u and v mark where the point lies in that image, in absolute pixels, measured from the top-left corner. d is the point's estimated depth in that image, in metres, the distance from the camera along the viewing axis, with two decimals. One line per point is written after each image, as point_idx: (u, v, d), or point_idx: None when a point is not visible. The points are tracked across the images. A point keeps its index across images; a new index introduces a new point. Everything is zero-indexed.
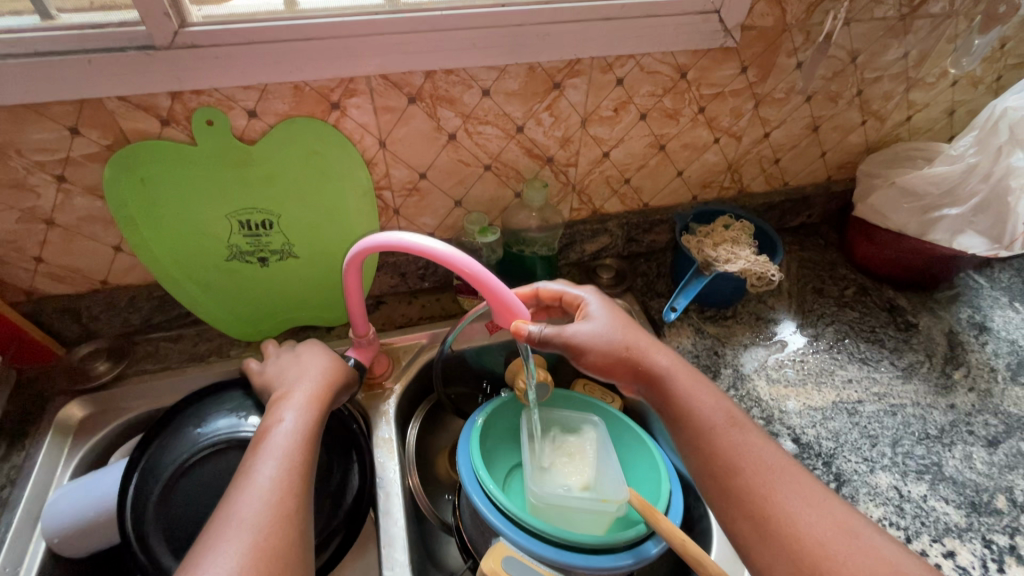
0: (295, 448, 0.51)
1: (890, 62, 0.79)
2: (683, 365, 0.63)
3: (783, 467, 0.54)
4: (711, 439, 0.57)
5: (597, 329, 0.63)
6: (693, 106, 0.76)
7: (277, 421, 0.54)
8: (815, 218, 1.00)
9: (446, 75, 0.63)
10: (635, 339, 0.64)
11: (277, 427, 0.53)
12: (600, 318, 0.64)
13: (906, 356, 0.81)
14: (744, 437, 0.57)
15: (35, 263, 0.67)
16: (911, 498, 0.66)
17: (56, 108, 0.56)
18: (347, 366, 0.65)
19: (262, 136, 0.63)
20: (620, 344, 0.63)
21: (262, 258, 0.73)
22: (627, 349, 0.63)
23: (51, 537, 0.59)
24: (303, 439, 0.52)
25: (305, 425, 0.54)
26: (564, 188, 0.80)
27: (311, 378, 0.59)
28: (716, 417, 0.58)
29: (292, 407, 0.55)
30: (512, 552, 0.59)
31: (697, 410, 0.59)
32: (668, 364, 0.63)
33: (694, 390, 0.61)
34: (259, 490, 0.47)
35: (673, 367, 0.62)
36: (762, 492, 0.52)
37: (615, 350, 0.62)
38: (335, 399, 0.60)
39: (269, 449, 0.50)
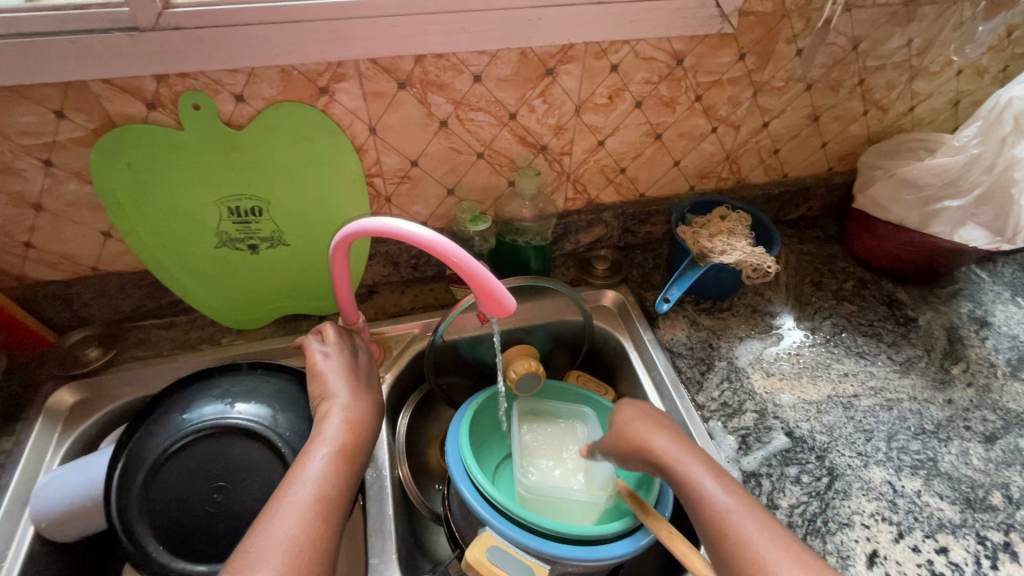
0: (331, 482, 0.51)
1: (893, 49, 0.77)
2: (687, 451, 0.57)
3: (774, 527, 0.50)
4: (705, 501, 0.53)
5: (623, 421, 0.62)
6: (690, 94, 0.74)
7: (317, 446, 0.54)
8: (815, 210, 0.98)
9: (436, 60, 0.62)
10: (640, 427, 0.60)
11: (316, 454, 0.53)
12: (629, 412, 0.62)
13: (904, 350, 0.80)
14: (741, 500, 0.52)
15: (24, 248, 0.67)
16: (905, 493, 0.65)
17: (41, 91, 0.56)
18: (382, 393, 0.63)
19: (250, 121, 0.62)
20: (636, 434, 0.60)
21: (253, 245, 0.72)
22: (637, 440, 0.59)
23: (39, 521, 0.60)
24: (338, 473, 0.52)
25: (342, 457, 0.54)
26: (559, 177, 0.79)
27: (356, 402, 0.59)
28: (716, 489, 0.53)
29: (331, 433, 0.55)
30: (497, 541, 0.58)
31: (694, 485, 0.54)
32: (673, 455, 0.57)
33: (693, 466, 0.56)
34: (295, 519, 0.47)
35: (671, 453, 0.57)
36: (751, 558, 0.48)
37: (630, 440, 0.60)
38: (374, 428, 0.59)
39: (307, 477, 0.51)
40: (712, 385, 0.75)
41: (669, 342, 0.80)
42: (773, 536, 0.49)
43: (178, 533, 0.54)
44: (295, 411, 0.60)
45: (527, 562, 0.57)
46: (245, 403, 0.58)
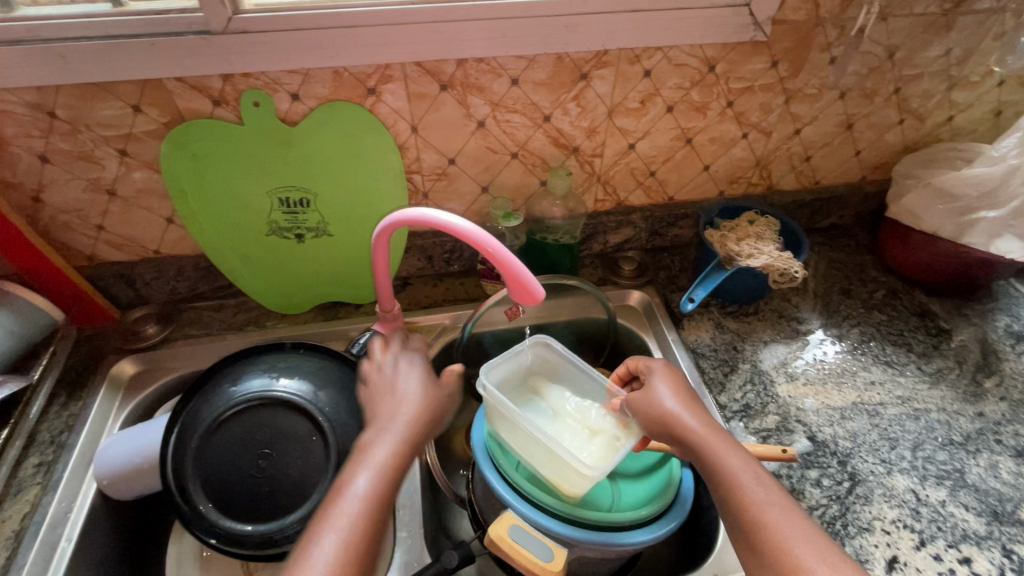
0: (383, 486, 0.52)
1: (931, 59, 0.77)
2: (718, 435, 0.58)
3: (799, 522, 0.50)
4: (733, 488, 0.53)
5: (654, 386, 0.62)
6: (721, 100, 0.76)
7: (381, 443, 0.55)
8: (847, 219, 0.98)
9: (477, 63, 0.66)
10: (671, 403, 0.60)
11: (378, 451, 0.54)
12: (661, 381, 0.63)
13: (935, 361, 0.79)
14: (764, 487, 0.53)
15: (97, 231, 0.74)
16: (929, 502, 0.65)
17: (122, 88, 0.62)
18: (429, 414, 0.60)
19: (303, 118, 0.67)
20: (665, 406, 0.60)
21: (299, 235, 0.77)
22: (669, 415, 0.60)
23: (101, 478, 0.65)
24: (390, 479, 0.53)
25: (396, 460, 0.54)
26: (589, 178, 0.82)
27: (423, 402, 0.60)
28: (743, 473, 0.54)
29: (397, 433, 0.56)
30: (518, 520, 0.60)
31: (719, 466, 0.55)
32: (703, 438, 0.57)
33: (722, 452, 0.56)
34: (344, 524, 0.49)
35: (705, 437, 0.57)
36: (776, 545, 0.49)
37: (661, 415, 0.60)
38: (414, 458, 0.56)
39: (363, 476, 0.52)
40: (735, 387, 0.76)
41: (693, 343, 0.82)
42: (801, 525, 0.50)
43: (224, 495, 0.58)
44: (334, 390, 0.64)
45: (547, 541, 0.59)
46: (289, 379, 0.63)
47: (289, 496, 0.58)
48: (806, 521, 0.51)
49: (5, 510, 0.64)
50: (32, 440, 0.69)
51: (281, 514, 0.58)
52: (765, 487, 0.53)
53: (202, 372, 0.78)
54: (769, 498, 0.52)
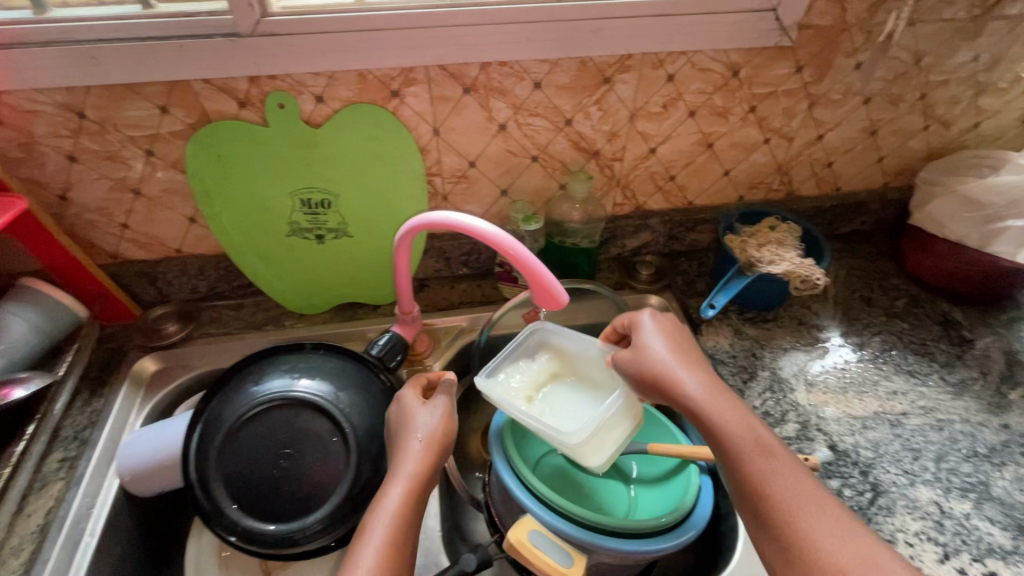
0: (397, 534, 0.51)
1: (958, 65, 0.76)
2: (716, 392, 0.58)
3: (800, 484, 0.50)
4: (731, 445, 0.53)
5: (650, 342, 0.62)
6: (744, 104, 0.75)
7: (393, 486, 0.54)
8: (868, 225, 0.97)
9: (501, 67, 0.66)
10: (666, 358, 0.60)
11: (391, 494, 0.54)
12: (657, 337, 0.62)
13: (958, 371, 0.78)
14: (764, 444, 0.53)
15: (121, 229, 0.75)
16: (953, 515, 0.64)
17: (150, 89, 0.62)
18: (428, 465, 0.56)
19: (326, 120, 0.68)
20: (660, 361, 0.60)
21: (320, 236, 0.78)
22: (663, 372, 0.59)
23: (123, 475, 0.66)
24: (403, 526, 0.52)
25: (408, 505, 0.53)
26: (609, 182, 0.81)
27: (435, 434, 0.58)
28: (738, 432, 0.54)
29: (407, 473, 0.55)
30: (537, 526, 0.61)
31: (715, 424, 0.55)
32: (700, 394, 0.57)
33: (718, 411, 0.56)
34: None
35: (700, 396, 0.57)
36: (777, 504, 0.49)
37: (658, 369, 0.60)
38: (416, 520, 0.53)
39: (377, 526, 0.51)
40: (755, 394, 0.76)
41: (711, 349, 0.81)
42: (806, 484, 0.50)
43: (245, 494, 0.59)
44: (354, 391, 0.64)
45: (567, 547, 0.60)
46: (310, 379, 0.63)
47: (309, 496, 0.59)
48: (806, 480, 0.51)
49: (29, 505, 0.64)
50: (56, 436, 0.70)
51: (302, 513, 0.59)
52: (767, 445, 0.53)
53: (221, 371, 0.79)
54: (771, 457, 0.52)
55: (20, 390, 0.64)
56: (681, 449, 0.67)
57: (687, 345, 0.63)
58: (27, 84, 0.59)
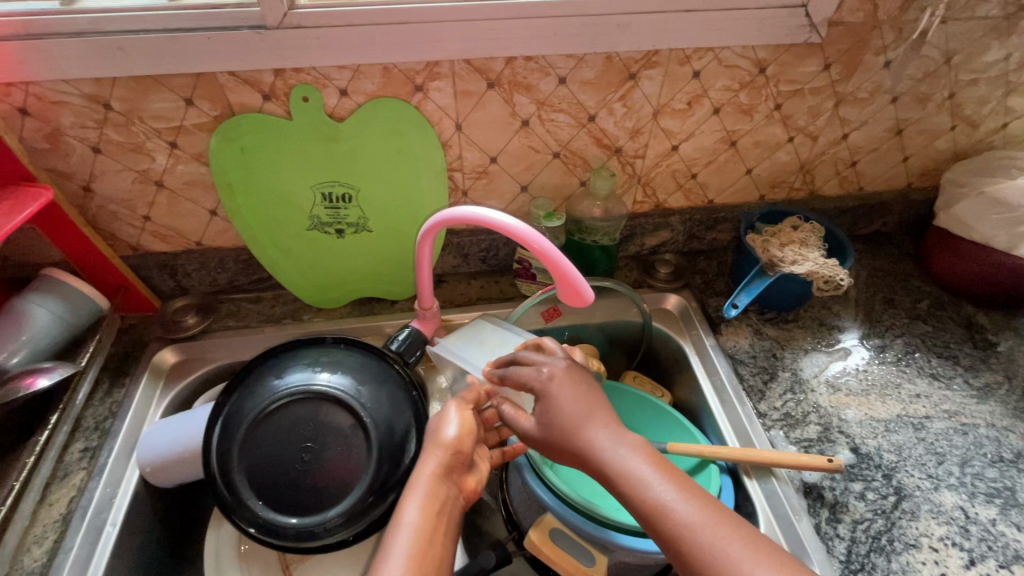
0: (422, 549, 0.48)
1: (989, 64, 0.75)
2: (625, 445, 0.53)
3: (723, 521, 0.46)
4: (642, 497, 0.49)
5: (549, 394, 0.57)
6: (769, 102, 0.75)
7: (410, 498, 0.51)
8: (891, 226, 0.96)
9: (526, 62, 0.66)
10: (570, 413, 0.55)
11: (409, 507, 0.51)
12: (554, 387, 0.57)
13: (983, 375, 0.77)
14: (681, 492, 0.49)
15: (143, 221, 0.75)
16: (978, 520, 0.63)
17: (176, 80, 0.62)
18: (442, 470, 0.54)
19: (350, 114, 0.68)
20: (563, 416, 0.55)
21: (340, 230, 0.78)
22: (561, 429, 0.55)
23: (145, 466, 0.66)
24: (427, 538, 0.49)
25: (429, 518, 0.50)
26: (630, 179, 0.81)
27: (452, 441, 0.56)
28: (645, 479, 0.50)
29: (422, 485, 0.52)
30: (559, 525, 0.61)
31: (621, 477, 0.51)
32: (601, 446, 0.53)
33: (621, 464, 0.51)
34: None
35: (603, 449, 0.53)
36: (700, 554, 0.45)
37: (560, 426, 0.55)
38: (448, 529, 0.51)
39: (397, 541, 0.49)
40: (775, 395, 0.75)
41: (730, 349, 0.80)
42: (735, 530, 0.46)
43: (266, 487, 0.59)
44: (375, 385, 0.64)
45: (590, 548, 0.60)
46: (330, 373, 0.63)
47: (331, 490, 0.59)
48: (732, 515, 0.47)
49: (53, 493, 0.65)
50: (78, 426, 0.71)
51: (323, 507, 0.59)
52: (682, 495, 0.48)
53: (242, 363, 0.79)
54: (694, 512, 0.47)
55: (43, 378, 0.64)
56: (703, 449, 0.66)
57: (590, 391, 0.57)
58: (55, 75, 0.59)
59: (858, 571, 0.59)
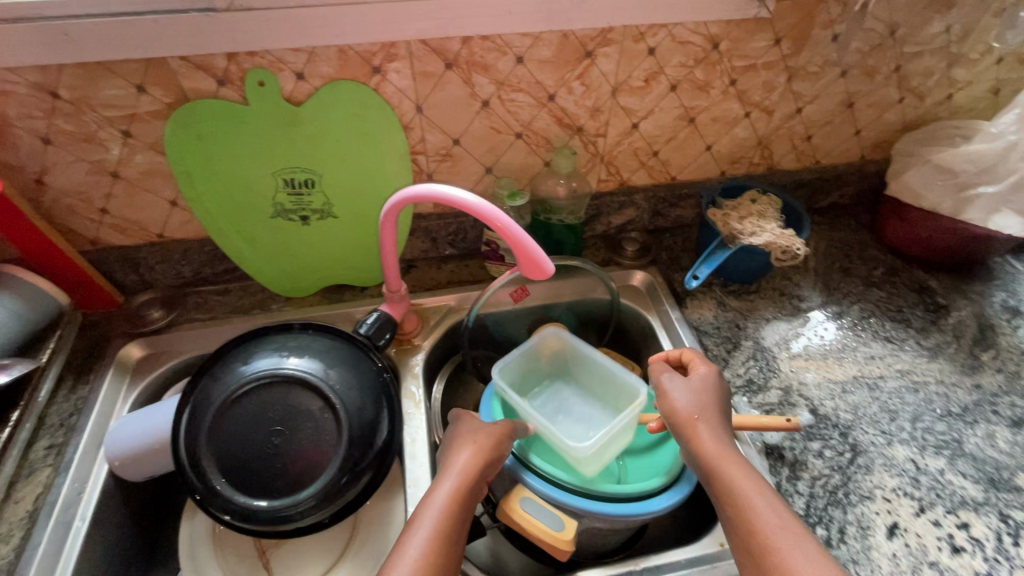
0: (444, 522, 0.53)
1: (932, 36, 0.78)
2: (728, 449, 0.58)
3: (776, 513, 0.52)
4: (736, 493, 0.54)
5: (676, 390, 0.64)
6: (724, 78, 0.76)
7: (444, 483, 0.57)
8: (847, 199, 0.99)
9: (482, 41, 0.66)
10: (703, 412, 0.61)
11: (440, 488, 0.56)
12: (687, 386, 0.64)
13: (933, 336, 0.81)
14: (754, 486, 0.54)
15: (101, 214, 0.74)
16: (928, 471, 0.66)
17: (125, 67, 0.61)
18: (475, 455, 0.59)
19: (308, 98, 0.67)
20: (681, 409, 0.62)
21: (304, 217, 0.77)
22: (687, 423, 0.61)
23: (113, 460, 0.66)
24: (450, 514, 0.54)
25: (456, 500, 0.55)
26: (593, 158, 0.82)
27: (485, 440, 0.61)
28: (743, 479, 0.55)
29: (458, 470, 0.57)
30: (528, 493, 0.63)
31: (724, 473, 0.56)
32: (713, 441, 0.59)
33: (725, 462, 0.57)
34: (409, 564, 0.50)
35: (714, 446, 0.58)
36: (763, 538, 0.50)
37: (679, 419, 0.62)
38: (472, 506, 0.57)
39: (425, 520, 0.53)
40: (738, 363, 0.77)
41: (696, 321, 0.83)
42: (784, 523, 0.51)
43: (238, 471, 0.59)
44: (344, 368, 0.64)
45: (559, 514, 0.61)
46: (299, 357, 0.63)
47: (302, 472, 0.59)
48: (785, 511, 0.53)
49: (18, 491, 0.64)
50: (42, 423, 0.70)
51: (294, 490, 0.59)
52: (760, 492, 0.54)
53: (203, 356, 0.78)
54: (768, 507, 0.52)
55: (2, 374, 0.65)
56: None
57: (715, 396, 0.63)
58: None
59: (816, 523, 0.62)
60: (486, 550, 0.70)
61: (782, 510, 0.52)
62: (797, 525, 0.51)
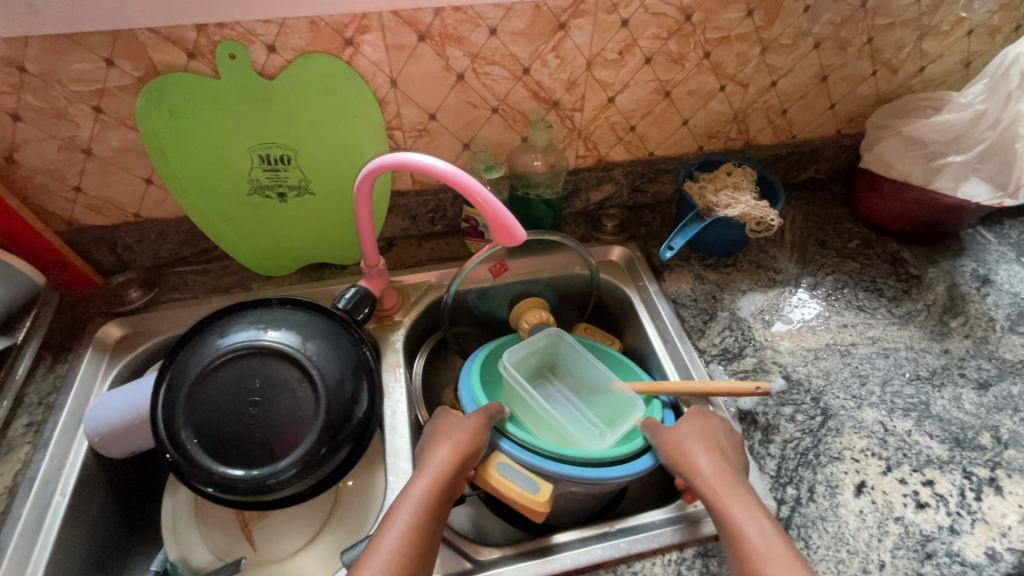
0: (418, 517, 0.54)
1: (903, 7, 0.78)
2: (726, 475, 0.59)
3: (765, 534, 0.53)
4: (730, 519, 0.55)
5: (677, 434, 0.64)
6: (698, 51, 0.77)
7: (418, 480, 0.57)
8: (824, 173, 1.00)
9: (455, 12, 0.66)
10: (698, 448, 0.62)
11: (416, 485, 0.57)
12: (686, 430, 0.64)
13: (905, 305, 0.82)
14: (747, 511, 0.55)
15: (74, 193, 0.73)
16: (896, 432, 0.68)
17: (92, 39, 0.60)
18: (452, 451, 0.60)
19: (281, 71, 0.67)
20: (681, 452, 0.62)
21: (281, 193, 0.77)
22: (685, 460, 0.61)
23: (93, 436, 0.66)
24: (425, 509, 0.55)
25: (431, 495, 0.56)
26: (570, 133, 0.82)
27: (461, 436, 0.62)
28: (737, 506, 0.56)
29: (433, 468, 0.58)
30: (505, 458, 0.64)
31: (719, 497, 0.57)
32: (711, 470, 0.59)
33: (724, 489, 0.57)
34: (384, 556, 0.50)
35: (710, 474, 0.59)
36: (752, 560, 0.51)
37: (677, 459, 0.62)
38: (449, 499, 0.57)
39: (400, 513, 0.54)
40: (714, 333, 0.79)
41: (673, 294, 0.84)
42: (774, 546, 0.52)
43: (216, 442, 0.59)
44: (322, 341, 0.65)
45: (534, 477, 0.62)
46: (276, 331, 0.63)
47: (281, 442, 0.60)
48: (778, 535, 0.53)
49: None
50: (20, 402, 0.70)
51: (272, 460, 0.60)
52: (755, 517, 0.55)
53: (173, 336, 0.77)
54: (761, 533, 0.53)
55: None
56: (648, 386, 0.71)
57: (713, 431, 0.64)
58: None
59: (786, 483, 0.64)
60: (469, 520, 0.71)
61: (775, 537, 0.53)
62: (788, 548, 0.52)
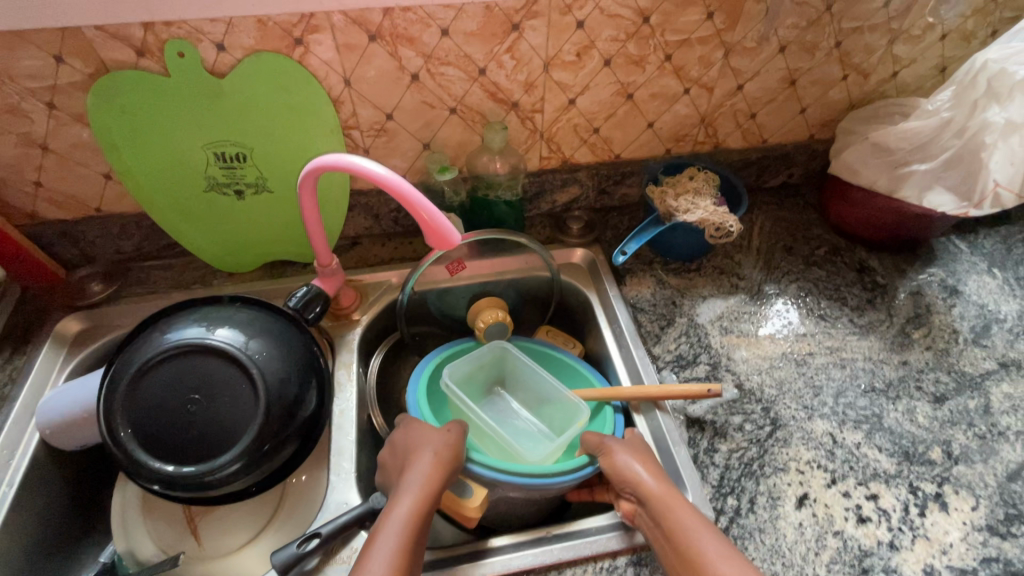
0: (409, 535, 0.53)
1: (871, 11, 0.77)
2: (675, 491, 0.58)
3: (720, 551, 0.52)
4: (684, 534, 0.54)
5: (622, 450, 0.63)
6: (659, 53, 0.76)
7: (402, 497, 0.56)
8: (797, 178, 0.98)
9: (404, 12, 0.66)
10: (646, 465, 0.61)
11: (400, 502, 0.56)
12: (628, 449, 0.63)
13: (867, 314, 0.81)
14: (701, 525, 0.54)
15: (34, 187, 0.74)
16: (845, 444, 0.67)
17: (40, 36, 0.61)
18: (438, 465, 0.60)
19: (231, 70, 0.67)
20: (626, 468, 0.61)
21: (239, 191, 0.77)
22: (631, 476, 0.60)
23: (43, 429, 0.67)
24: (415, 527, 0.54)
25: (418, 514, 0.55)
26: (531, 135, 0.82)
27: (445, 449, 0.61)
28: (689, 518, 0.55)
29: (416, 485, 0.57)
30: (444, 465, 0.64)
31: (670, 512, 0.56)
32: (659, 486, 0.58)
33: (675, 504, 0.57)
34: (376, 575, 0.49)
35: (658, 490, 0.58)
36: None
37: (622, 475, 0.61)
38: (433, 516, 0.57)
39: (388, 531, 0.53)
40: (670, 339, 0.78)
41: (633, 298, 0.83)
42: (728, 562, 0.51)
43: (153, 438, 0.60)
44: (268, 339, 0.65)
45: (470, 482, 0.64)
46: (224, 330, 0.63)
47: (220, 439, 0.60)
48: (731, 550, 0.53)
49: None
50: None
51: (209, 458, 0.60)
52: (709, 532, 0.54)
53: (126, 332, 0.78)
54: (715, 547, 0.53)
55: None
56: (602, 391, 0.70)
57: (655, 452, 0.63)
58: None
59: (727, 494, 0.63)
60: None
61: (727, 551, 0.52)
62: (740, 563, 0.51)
